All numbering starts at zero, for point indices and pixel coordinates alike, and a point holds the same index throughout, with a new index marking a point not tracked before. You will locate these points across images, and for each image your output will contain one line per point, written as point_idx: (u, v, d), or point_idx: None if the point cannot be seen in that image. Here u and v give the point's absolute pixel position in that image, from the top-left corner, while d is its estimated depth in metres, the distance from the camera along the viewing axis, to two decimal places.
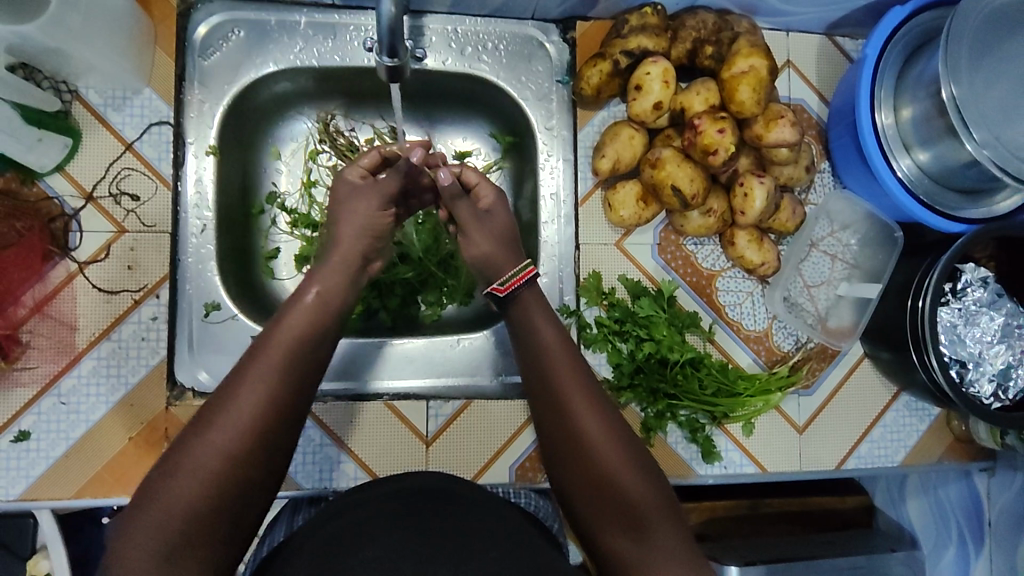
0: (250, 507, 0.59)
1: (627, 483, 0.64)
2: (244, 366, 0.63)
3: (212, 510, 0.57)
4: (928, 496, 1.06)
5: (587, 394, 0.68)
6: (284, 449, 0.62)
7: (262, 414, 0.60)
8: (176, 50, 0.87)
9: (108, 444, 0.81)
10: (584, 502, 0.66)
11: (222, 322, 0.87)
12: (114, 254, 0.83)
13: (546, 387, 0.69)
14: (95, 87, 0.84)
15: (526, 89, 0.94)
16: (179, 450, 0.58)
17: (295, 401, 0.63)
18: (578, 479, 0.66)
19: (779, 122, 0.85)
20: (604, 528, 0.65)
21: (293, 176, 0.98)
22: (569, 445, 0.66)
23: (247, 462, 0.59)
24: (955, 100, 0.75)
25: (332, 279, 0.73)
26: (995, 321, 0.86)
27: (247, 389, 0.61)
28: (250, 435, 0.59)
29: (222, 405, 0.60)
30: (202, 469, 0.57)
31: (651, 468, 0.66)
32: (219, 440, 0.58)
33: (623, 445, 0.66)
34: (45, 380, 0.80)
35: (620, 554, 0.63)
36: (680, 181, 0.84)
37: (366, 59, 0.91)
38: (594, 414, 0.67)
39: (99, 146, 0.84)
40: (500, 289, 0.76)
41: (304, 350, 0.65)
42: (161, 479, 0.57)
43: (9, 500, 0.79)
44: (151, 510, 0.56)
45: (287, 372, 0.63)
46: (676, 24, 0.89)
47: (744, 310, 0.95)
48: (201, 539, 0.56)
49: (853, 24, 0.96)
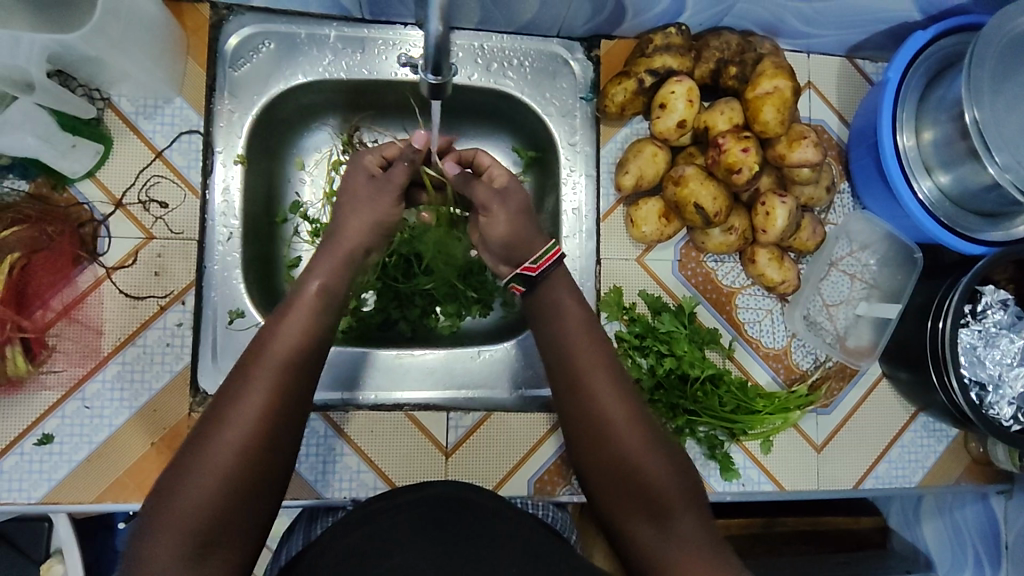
0: (261, 504, 0.60)
1: (651, 470, 0.64)
2: (244, 363, 0.64)
3: (228, 506, 0.57)
4: (944, 519, 1.06)
5: (612, 378, 0.68)
6: (291, 443, 0.62)
7: (270, 408, 0.61)
8: (209, 61, 0.88)
9: (130, 449, 0.81)
10: (606, 489, 0.66)
11: (246, 329, 0.87)
12: (142, 260, 0.84)
13: (570, 370, 0.69)
14: (127, 95, 0.85)
15: (551, 105, 0.95)
16: (190, 452, 0.59)
17: (298, 393, 0.63)
18: (600, 467, 0.66)
19: (802, 142, 0.86)
20: (626, 517, 0.65)
21: (316, 186, 0.99)
22: (592, 431, 0.67)
23: (258, 458, 0.59)
24: (978, 124, 0.76)
25: (337, 278, 0.73)
26: (1016, 343, 0.86)
27: (254, 388, 0.61)
28: (260, 430, 0.59)
29: (230, 400, 0.60)
30: (213, 468, 0.57)
31: (675, 456, 0.67)
32: (229, 438, 0.58)
33: (646, 431, 0.66)
34: (70, 384, 0.81)
35: (642, 543, 0.63)
36: (703, 199, 0.85)
37: (395, 73, 0.93)
38: (618, 402, 0.67)
39: (130, 153, 0.85)
40: (531, 267, 0.74)
41: (309, 346, 0.66)
42: (175, 480, 0.58)
43: (30, 503, 0.79)
44: (168, 514, 0.56)
45: (288, 367, 0.63)
46: (700, 44, 0.90)
47: (763, 327, 0.95)
48: (218, 537, 0.56)
49: (873, 47, 0.98)
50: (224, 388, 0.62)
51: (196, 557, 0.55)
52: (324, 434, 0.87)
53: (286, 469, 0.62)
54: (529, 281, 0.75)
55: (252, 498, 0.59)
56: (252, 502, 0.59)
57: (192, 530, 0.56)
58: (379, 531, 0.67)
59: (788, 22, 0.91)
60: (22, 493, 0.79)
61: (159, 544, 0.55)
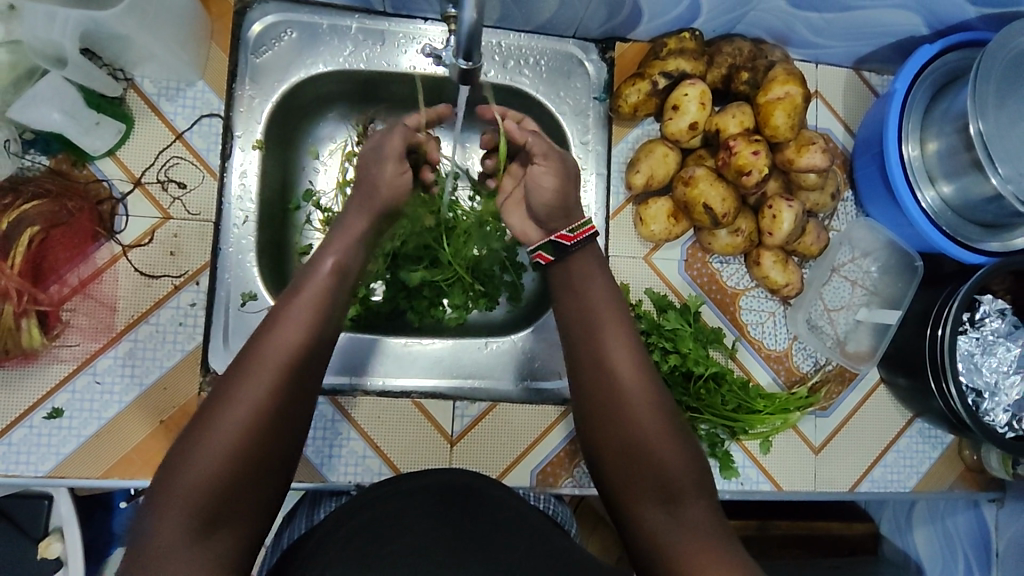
0: (270, 480, 0.60)
1: (665, 457, 0.66)
2: (257, 341, 0.64)
3: (239, 481, 0.57)
4: (935, 525, 1.08)
5: (636, 366, 0.70)
6: (297, 422, 0.62)
7: (283, 388, 0.61)
8: (231, 46, 0.90)
9: (138, 425, 0.82)
10: (619, 475, 0.68)
11: (258, 312, 0.87)
12: (158, 240, 0.85)
13: (592, 357, 0.71)
14: (150, 76, 0.86)
15: (564, 104, 0.97)
16: (199, 428, 0.59)
17: (308, 374, 0.64)
18: (615, 452, 0.68)
19: (810, 148, 0.88)
20: (636, 503, 0.66)
21: (329, 176, 1.01)
22: (609, 417, 0.69)
23: (267, 435, 0.59)
24: (982, 136, 0.79)
25: (352, 257, 0.73)
26: (1012, 351, 0.88)
27: (264, 367, 0.61)
28: (271, 408, 0.60)
29: (245, 376, 0.61)
30: (223, 444, 0.57)
31: (688, 445, 0.68)
32: (240, 414, 0.59)
33: (663, 419, 0.68)
34: (82, 358, 0.81)
35: (651, 529, 0.65)
36: (712, 199, 0.87)
37: (403, 65, 0.94)
38: (637, 390, 0.69)
39: (150, 133, 0.86)
40: (568, 236, 0.78)
41: (320, 327, 0.66)
42: (183, 456, 0.58)
43: (37, 476, 0.80)
44: (176, 488, 0.56)
45: (304, 345, 0.64)
46: (712, 50, 0.92)
47: (766, 329, 0.97)
48: (227, 511, 0.57)
49: (880, 60, 1.00)
50: (236, 364, 0.63)
51: (206, 530, 0.55)
52: (332, 419, 0.88)
53: (292, 447, 0.62)
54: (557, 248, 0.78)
55: (261, 476, 0.59)
56: (261, 480, 0.59)
57: (201, 502, 0.56)
58: (385, 511, 0.68)
59: (798, 31, 0.93)
60: (30, 466, 0.80)
61: (167, 516, 0.55)
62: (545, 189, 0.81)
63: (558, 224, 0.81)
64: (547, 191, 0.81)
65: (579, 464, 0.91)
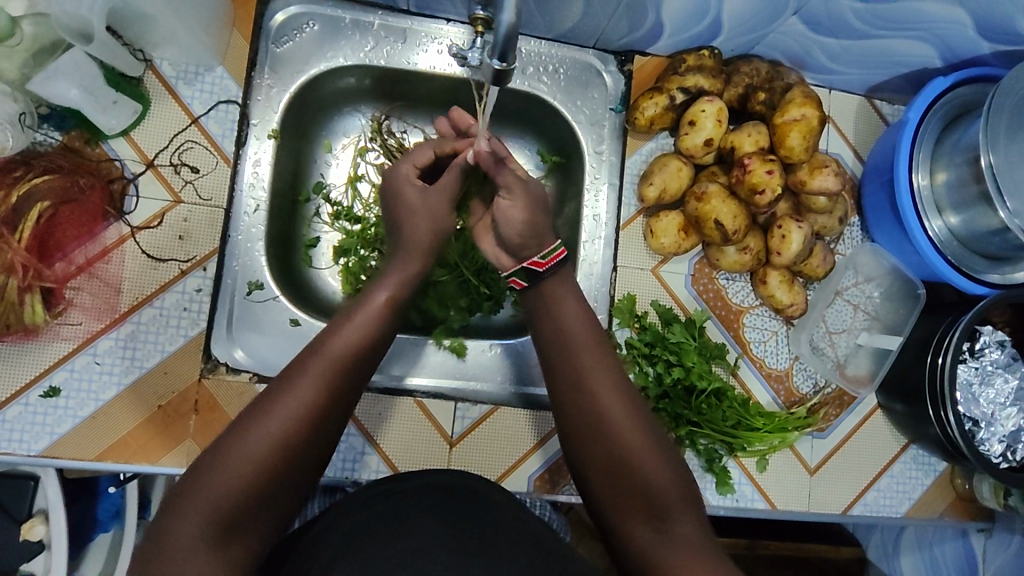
0: (291, 494, 0.60)
1: (656, 474, 0.66)
2: (304, 357, 0.65)
3: (261, 492, 0.58)
4: (923, 552, 1.09)
5: (614, 382, 0.70)
6: (330, 441, 0.63)
7: (320, 407, 0.61)
8: (252, 33, 0.89)
9: (138, 409, 0.81)
10: (607, 488, 0.68)
11: (264, 302, 0.88)
12: (167, 223, 0.84)
13: (568, 374, 0.71)
14: (169, 59, 0.86)
15: (581, 113, 0.98)
16: (231, 436, 0.59)
17: (345, 396, 0.64)
18: (601, 465, 0.68)
19: (823, 171, 0.89)
20: (626, 517, 0.66)
21: (341, 170, 1.01)
22: (593, 433, 0.68)
23: (296, 450, 0.60)
24: (993, 169, 0.80)
25: (403, 296, 0.75)
26: (1010, 383, 0.90)
27: (307, 383, 0.62)
28: (307, 425, 0.60)
29: (285, 390, 0.61)
30: (255, 455, 0.58)
31: (673, 461, 0.68)
32: (274, 428, 0.59)
33: (648, 435, 0.68)
34: (83, 338, 0.80)
35: (641, 545, 0.65)
36: (724, 216, 0.88)
37: (414, 62, 0.94)
38: (621, 404, 0.69)
39: (166, 116, 0.86)
40: (539, 262, 0.77)
41: (368, 350, 0.67)
42: (211, 462, 0.58)
43: (30, 456, 0.78)
44: (201, 493, 0.56)
45: (349, 366, 0.65)
46: (730, 68, 0.94)
47: (767, 348, 0.97)
48: (244, 521, 0.57)
49: (892, 89, 1.02)
50: (280, 377, 0.64)
51: (222, 535, 0.55)
52: None
53: (319, 463, 0.62)
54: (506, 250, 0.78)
55: (282, 490, 0.59)
56: (281, 494, 0.59)
57: (222, 508, 0.56)
58: (386, 509, 0.68)
59: (815, 55, 0.95)
60: (23, 444, 0.78)
61: (188, 516, 0.55)
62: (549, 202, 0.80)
63: (529, 252, 0.78)
64: (517, 213, 0.78)
65: None
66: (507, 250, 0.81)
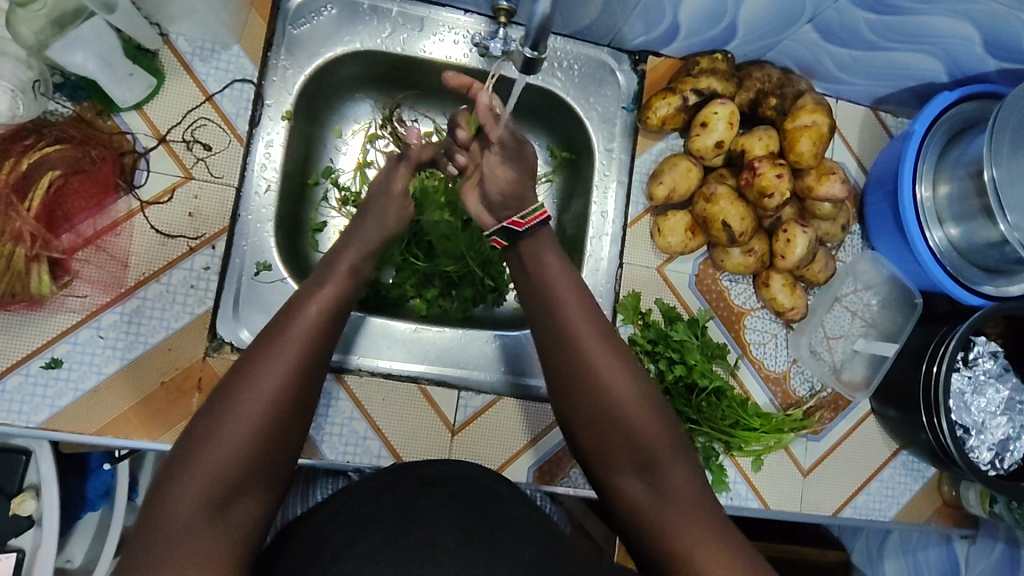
0: (282, 458, 0.62)
1: (647, 433, 0.66)
2: (279, 322, 0.66)
3: (254, 457, 0.59)
4: (906, 557, 1.11)
5: (617, 361, 0.69)
6: (312, 400, 0.65)
7: (300, 368, 0.63)
8: (270, 14, 0.89)
9: (140, 385, 0.80)
10: (612, 464, 0.67)
11: (272, 283, 0.87)
12: (178, 199, 0.84)
13: (567, 354, 0.70)
14: (185, 35, 0.85)
15: (593, 110, 0.98)
16: (219, 405, 0.60)
17: (321, 359, 0.66)
18: (604, 442, 0.68)
19: (830, 178, 0.91)
20: (617, 471, 0.67)
21: (350, 155, 1.01)
22: (581, 392, 0.69)
23: (283, 412, 0.61)
24: (995, 182, 0.82)
25: (364, 262, 0.76)
26: (1000, 393, 0.92)
27: (285, 347, 0.63)
28: (290, 387, 0.62)
29: (266, 356, 0.62)
30: (244, 421, 0.59)
31: (666, 418, 0.68)
32: (258, 392, 0.60)
33: (651, 410, 0.68)
34: (88, 310, 0.79)
35: (632, 497, 0.65)
36: (731, 218, 0.89)
37: (423, 51, 0.94)
38: (624, 382, 0.68)
39: (180, 92, 0.85)
40: (518, 221, 0.77)
41: (338, 310, 0.69)
42: (202, 432, 0.58)
43: (28, 427, 0.77)
44: (195, 463, 0.57)
45: (322, 328, 0.66)
46: (742, 73, 0.95)
47: (767, 350, 0.99)
48: (241, 487, 0.58)
49: (897, 102, 1.04)
50: (255, 344, 0.65)
51: (221, 506, 0.56)
52: (334, 397, 0.86)
53: (305, 424, 0.64)
54: (511, 235, 0.78)
55: (276, 454, 0.61)
56: (274, 460, 0.60)
57: (219, 479, 0.56)
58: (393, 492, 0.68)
59: (824, 64, 0.96)
60: (21, 416, 0.77)
61: (183, 486, 0.56)
62: None
63: (508, 212, 0.79)
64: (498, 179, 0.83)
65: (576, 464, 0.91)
66: (487, 208, 0.82)
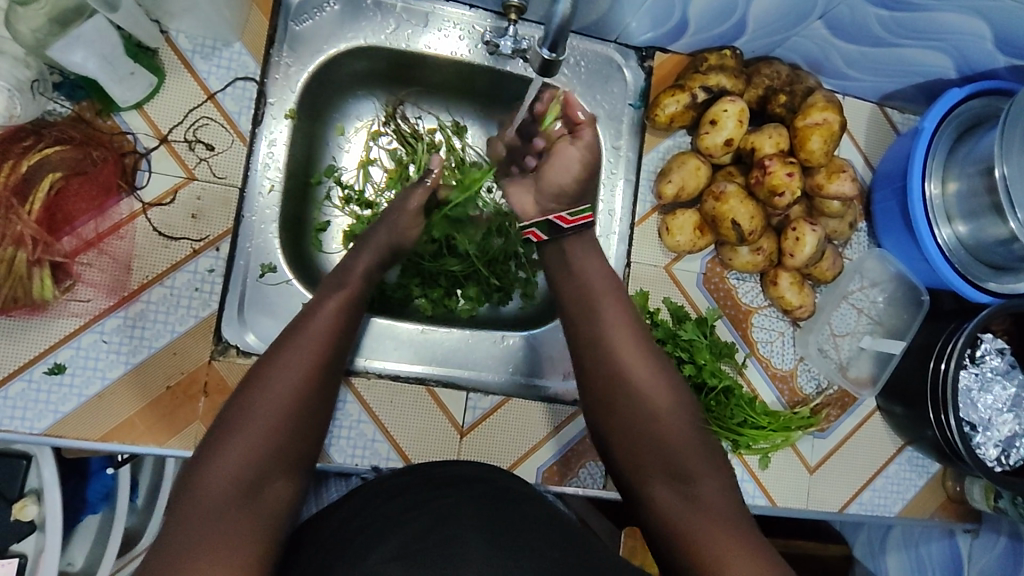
0: (307, 445, 0.65)
1: (679, 442, 0.68)
2: (300, 320, 0.70)
3: (279, 443, 0.62)
4: (908, 551, 1.11)
5: (656, 376, 0.71)
6: (332, 391, 0.68)
7: (320, 360, 0.67)
8: (271, 10, 0.87)
9: (143, 391, 0.79)
10: (644, 476, 0.68)
11: (277, 284, 0.86)
12: (180, 200, 0.82)
13: (605, 367, 0.72)
14: (185, 32, 0.83)
15: (599, 107, 0.97)
16: (245, 394, 0.63)
17: (340, 350, 0.70)
18: (637, 454, 0.69)
19: (840, 176, 0.91)
20: (648, 479, 0.67)
21: (353, 154, 1.00)
22: (616, 399, 0.70)
23: (305, 400, 0.64)
24: (1006, 180, 0.82)
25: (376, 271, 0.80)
26: (1007, 390, 0.93)
27: (305, 339, 0.67)
28: (312, 376, 0.65)
29: (289, 348, 0.67)
30: (269, 408, 0.62)
31: (700, 430, 0.70)
32: (282, 381, 0.64)
33: (687, 423, 0.69)
34: (90, 315, 0.78)
35: (663, 506, 0.65)
36: (740, 216, 0.89)
37: (423, 45, 0.92)
38: (659, 393, 0.70)
39: (181, 90, 0.83)
40: (565, 218, 0.77)
41: (353, 305, 0.73)
42: (230, 420, 0.62)
43: (32, 433, 0.76)
44: (223, 448, 0.60)
45: (340, 323, 0.71)
46: (750, 70, 0.94)
47: (774, 348, 0.99)
48: (268, 471, 0.60)
49: (904, 98, 1.03)
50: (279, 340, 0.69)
51: (253, 489, 0.59)
52: (342, 401, 0.85)
53: (327, 414, 0.67)
54: (555, 230, 0.78)
55: (301, 441, 0.64)
56: (302, 447, 0.64)
57: (247, 463, 0.59)
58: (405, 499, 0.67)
59: (833, 60, 0.95)
60: (24, 422, 0.76)
61: (215, 469, 0.59)
62: (564, 197, 0.80)
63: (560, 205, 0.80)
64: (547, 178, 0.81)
65: (585, 464, 0.91)
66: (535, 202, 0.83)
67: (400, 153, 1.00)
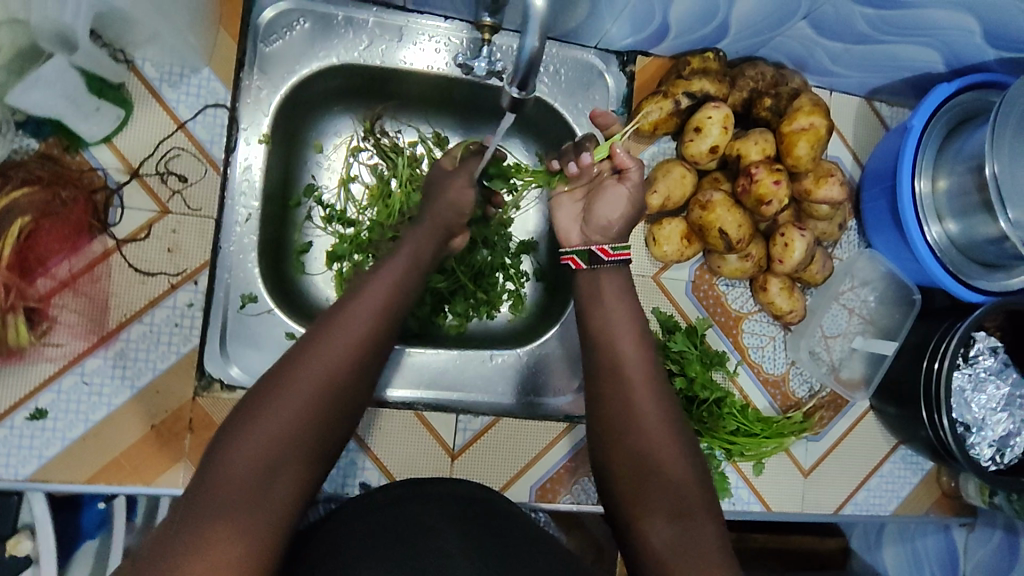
0: (333, 434, 0.60)
1: (678, 484, 0.66)
2: (344, 305, 0.66)
3: (306, 431, 0.57)
4: (906, 546, 1.09)
5: (662, 413, 0.70)
6: (370, 382, 0.64)
7: (362, 346, 0.63)
8: (240, 32, 0.85)
9: (126, 431, 0.78)
10: (642, 515, 0.66)
11: (259, 315, 0.84)
12: (155, 235, 0.80)
13: (617, 400, 0.71)
14: (152, 60, 0.81)
15: (583, 116, 0.95)
16: (282, 373, 0.59)
17: (383, 338, 0.66)
18: (637, 491, 0.67)
19: (829, 180, 0.90)
20: (644, 518, 0.65)
21: (333, 171, 0.98)
22: (620, 433, 0.70)
23: (339, 388, 0.60)
24: (996, 178, 0.80)
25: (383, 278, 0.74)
26: (1000, 390, 0.92)
27: (350, 323, 0.63)
28: (352, 363, 0.61)
29: (333, 330, 0.62)
30: (304, 391, 0.58)
31: (702, 474, 0.68)
32: (321, 365, 0.60)
33: (689, 466, 0.68)
34: (68, 358, 0.77)
35: (657, 549, 0.63)
36: (728, 225, 0.87)
37: (401, 61, 0.89)
38: (665, 433, 0.69)
39: (150, 120, 0.81)
40: (607, 251, 0.78)
41: (402, 292, 0.69)
42: (261, 398, 0.57)
43: (18, 480, 0.75)
44: (249, 429, 0.56)
45: (388, 310, 0.66)
46: (735, 72, 0.92)
47: (766, 353, 0.98)
48: (290, 460, 0.56)
49: (892, 93, 1.01)
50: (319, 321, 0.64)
51: (268, 478, 0.55)
52: None
53: (358, 406, 0.63)
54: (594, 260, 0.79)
55: (329, 431, 0.59)
56: (325, 438, 0.59)
57: (269, 449, 0.55)
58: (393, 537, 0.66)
59: (818, 58, 0.93)
60: (10, 469, 0.75)
61: (236, 452, 0.55)
62: None
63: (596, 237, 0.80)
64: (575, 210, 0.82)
65: (579, 479, 0.90)
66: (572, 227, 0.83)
67: (380, 168, 0.97)
